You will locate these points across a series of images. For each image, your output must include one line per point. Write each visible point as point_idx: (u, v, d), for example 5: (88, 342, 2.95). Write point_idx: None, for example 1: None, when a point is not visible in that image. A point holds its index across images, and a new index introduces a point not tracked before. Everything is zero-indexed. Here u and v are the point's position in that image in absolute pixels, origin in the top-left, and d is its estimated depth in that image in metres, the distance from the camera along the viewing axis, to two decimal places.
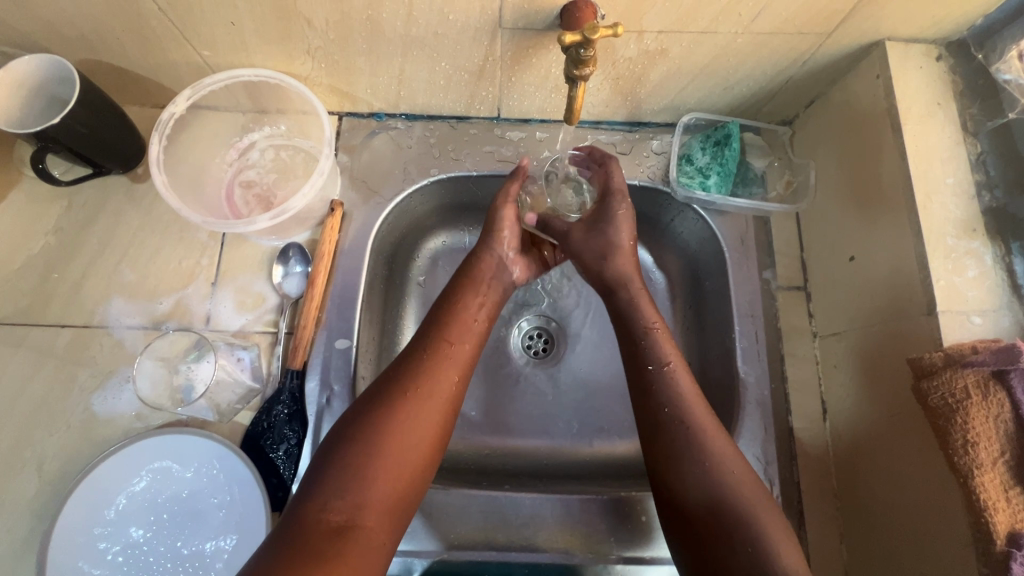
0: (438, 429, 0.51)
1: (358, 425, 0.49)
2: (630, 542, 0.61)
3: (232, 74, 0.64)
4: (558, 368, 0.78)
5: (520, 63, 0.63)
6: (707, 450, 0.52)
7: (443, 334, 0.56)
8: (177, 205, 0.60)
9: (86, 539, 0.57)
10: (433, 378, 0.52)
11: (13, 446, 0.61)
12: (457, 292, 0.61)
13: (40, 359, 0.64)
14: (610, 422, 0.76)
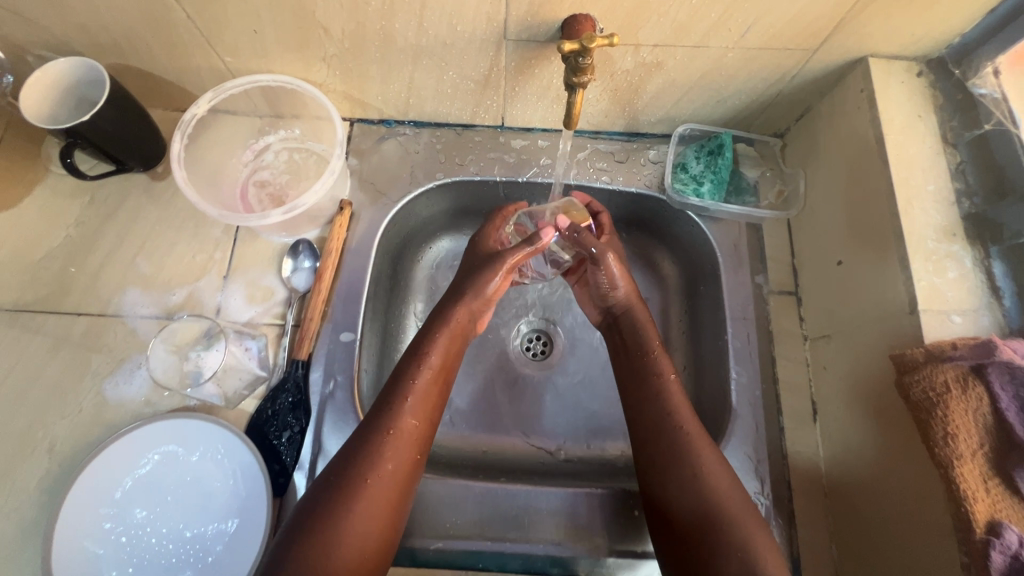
0: (397, 506, 0.55)
1: (318, 508, 0.52)
2: (625, 535, 0.62)
3: (253, 79, 0.68)
4: (556, 369, 0.80)
5: (524, 73, 0.66)
6: (697, 457, 0.56)
7: (404, 411, 0.57)
8: (195, 199, 0.62)
9: (92, 518, 0.58)
10: (393, 460, 0.55)
11: (27, 427, 0.63)
12: (418, 363, 0.60)
13: (57, 345, 0.66)
14: (606, 422, 0.77)
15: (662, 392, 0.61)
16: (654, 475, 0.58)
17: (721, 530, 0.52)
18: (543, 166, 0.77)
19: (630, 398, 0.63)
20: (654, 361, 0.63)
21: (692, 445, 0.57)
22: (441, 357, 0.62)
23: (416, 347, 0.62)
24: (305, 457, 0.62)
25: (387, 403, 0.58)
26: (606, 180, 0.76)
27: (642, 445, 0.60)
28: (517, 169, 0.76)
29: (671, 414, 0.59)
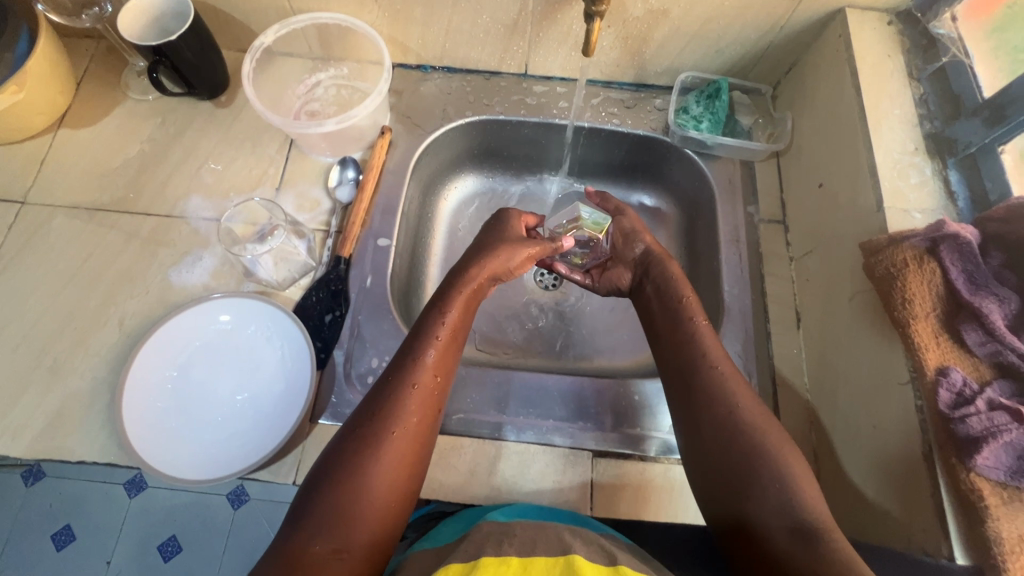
0: (419, 455, 0.54)
1: (341, 455, 0.51)
2: (626, 420, 0.69)
3: (313, 17, 0.78)
4: (567, 298, 0.89)
5: (548, 18, 0.77)
6: (729, 393, 0.57)
7: (421, 363, 0.57)
8: (261, 109, 0.72)
9: (154, 379, 0.66)
10: (414, 410, 0.55)
11: (101, 304, 0.71)
12: (438, 316, 0.61)
13: (128, 239, 0.75)
14: (611, 341, 0.85)
15: (697, 340, 0.62)
16: (690, 423, 0.58)
17: (764, 468, 0.52)
18: (561, 108, 0.86)
19: (664, 339, 0.64)
20: (688, 315, 0.64)
21: (729, 388, 0.58)
22: (458, 313, 0.62)
23: (435, 301, 0.63)
24: (344, 338, 0.70)
25: (408, 356, 0.58)
26: (616, 123, 0.86)
27: (679, 393, 0.60)
28: (538, 110, 0.86)
29: (707, 363, 0.60)
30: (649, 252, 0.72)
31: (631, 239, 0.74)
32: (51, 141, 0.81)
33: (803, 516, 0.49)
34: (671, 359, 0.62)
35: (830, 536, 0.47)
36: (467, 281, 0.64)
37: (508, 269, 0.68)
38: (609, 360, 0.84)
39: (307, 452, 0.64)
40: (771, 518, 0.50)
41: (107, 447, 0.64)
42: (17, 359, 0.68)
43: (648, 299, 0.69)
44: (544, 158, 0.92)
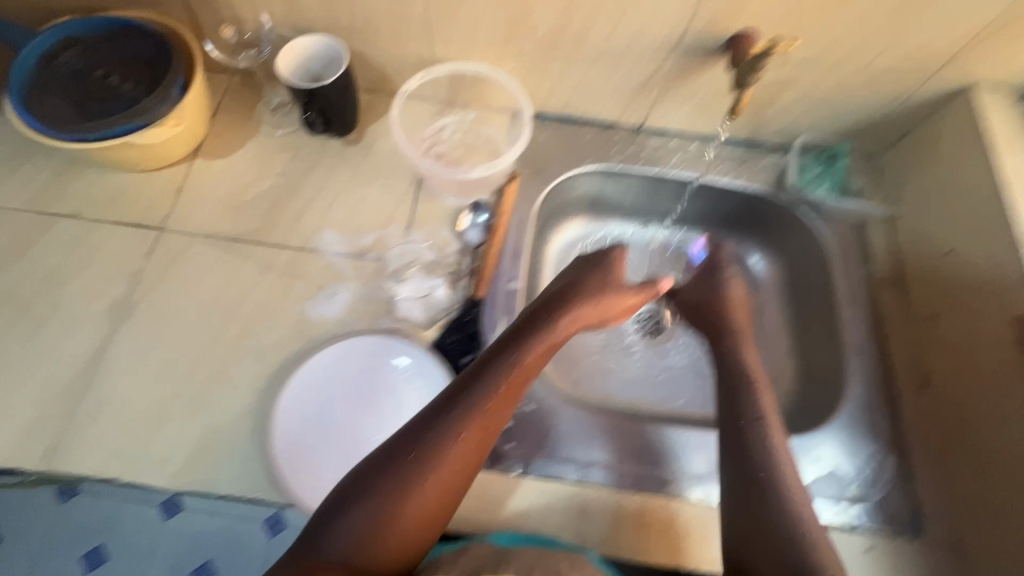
0: (454, 494, 0.56)
1: (383, 474, 0.54)
2: None
3: (456, 67, 0.82)
4: (671, 343, 0.89)
5: (680, 79, 0.80)
6: (781, 471, 0.61)
7: (481, 400, 0.58)
8: (414, 157, 0.77)
9: (295, 417, 0.66)
10: (460, 451, 0.56)
11: (239, 335, 0.72)
12: (511, 360, 0.61)
13: (264, 271, 0.76)
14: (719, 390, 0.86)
15: (758, 406, 0.65)
16: (732, 479, 0.62)
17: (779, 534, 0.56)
18: (676, 160, 0.89)
19: (724, 400, 0.68)
20: (746, 374, 0.69)
21: (780, 456, 0.62)
22: (536, 358, 0.62)
23: (523, 338, 0.63)
24: None
25: (469, 396, 0.58)
26: (731, 177, 0.88)
27: (732, 448, 0.63)
28: (654, 161, 0.88)
29: (765, 429, 0.63)
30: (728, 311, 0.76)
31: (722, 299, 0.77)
32: (186, 171, 0.83)
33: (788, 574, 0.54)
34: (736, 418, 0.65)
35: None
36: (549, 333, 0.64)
37: (599, 321, 0.70)
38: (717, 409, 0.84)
39: None
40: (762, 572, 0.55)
41: (248, 482, 0.64)
42: (160, 386, 0.68)
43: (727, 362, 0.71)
44: (650, 208, 0.94)
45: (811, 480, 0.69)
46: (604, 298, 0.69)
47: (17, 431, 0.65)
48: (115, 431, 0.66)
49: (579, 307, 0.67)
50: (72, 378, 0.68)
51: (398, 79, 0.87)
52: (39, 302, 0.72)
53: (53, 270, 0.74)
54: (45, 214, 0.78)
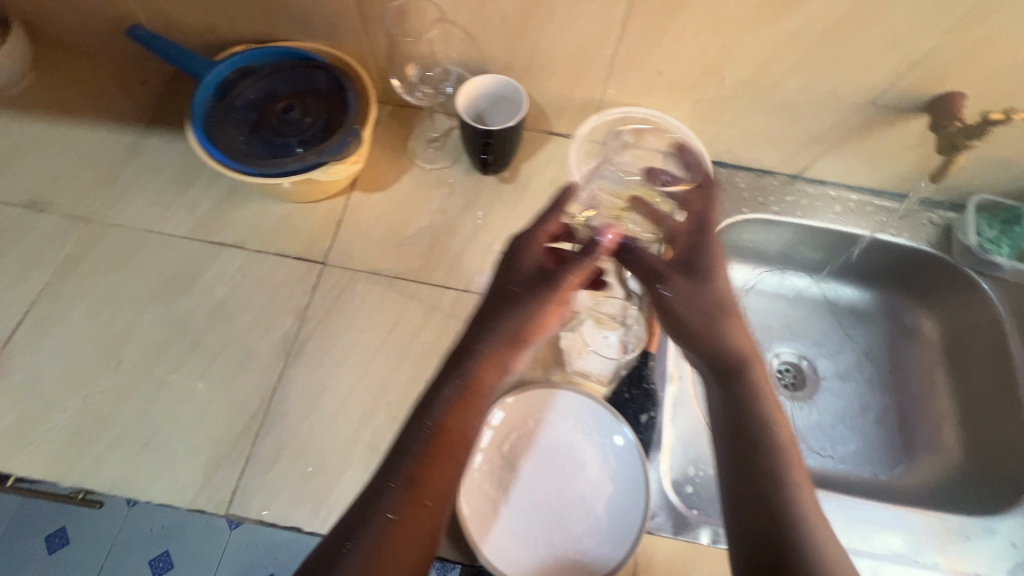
0: (422, 561, 0.48)
1: (342, 551, 0.47)
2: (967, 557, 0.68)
3: (627, 111, 0.79)
4: (813, 398, 0.90)
5: (860, 134, 0.77)
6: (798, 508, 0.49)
7: (423, 444, 0.51)
8: None
9: (481, 470, 0.65)
10: (414, 507, 0.49)
11: (412, 379, 0.70)
12: (458, 382, 0.54)
13: (430, 311, 0.75)
14: (873, 450, 0.85)
15: (773, 435, 0.53)
16: (743, 507, 0.50)
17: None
18: (836, 213, 0.87)
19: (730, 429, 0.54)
20: (756, 395, 0.55)
21: (790, 479, 0.50)
22: (490, 375, 0.55)
23: (456, 358, 0.55)
24: (658, 439, 0.69)
25: (425, 446, 0.51)
26: (892, 233, 0.87)
27: (748, 487, 0.51)
28: (813, 212, 0.87)
29: (771, 448, 0.52)
30: (717, 296, 0.61)
31: (699, 283, 0.61)
32: (344, 204, 0.82)
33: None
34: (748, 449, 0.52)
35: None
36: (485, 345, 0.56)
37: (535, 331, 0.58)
38: (866, 470, 0.84)
39: (641, 565, 0.62)
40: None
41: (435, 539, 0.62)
42: (337, 429, 0.67)
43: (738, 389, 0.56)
44: (796, 258, 0.94)
45: (1010, 568, 0.67)
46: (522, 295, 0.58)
47: (199, 471, 0.64)
48: (295, 476, 0.64)
49: (517, 301, 0.57)
50: (249, 417, 0.67)
51: (556, 118, 0.85)
52: (209, 335, 0.72)
53: (221, 302, 0.74)
54: (210, 242, 0.78)
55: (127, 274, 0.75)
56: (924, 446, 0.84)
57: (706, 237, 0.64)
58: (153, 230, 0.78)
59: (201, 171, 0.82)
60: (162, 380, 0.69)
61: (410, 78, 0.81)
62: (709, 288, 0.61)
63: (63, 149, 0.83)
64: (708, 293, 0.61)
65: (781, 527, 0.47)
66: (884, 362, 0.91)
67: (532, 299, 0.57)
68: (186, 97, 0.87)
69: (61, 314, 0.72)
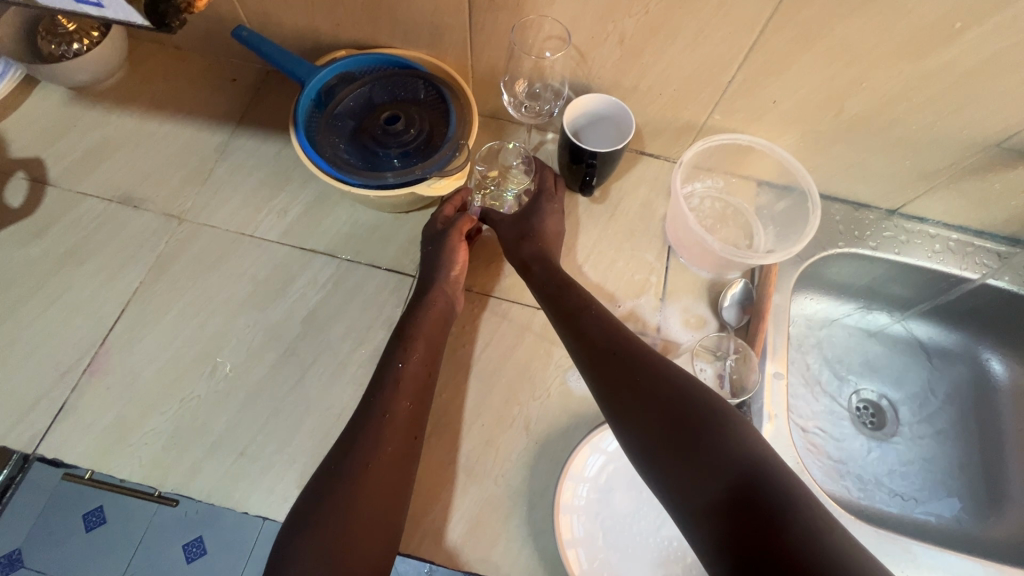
0: (398, 492, 0.55)
1: (322, 497, 0.52)
2: None
3: (734, 137, 0.77)
4: (890, 439, 0.87)
5: (975, 174, 0.75)
6: (677, 387, 0.53)
7: (396, 396, 0.59)
8: (704, 233, 0.73)
9: (581, 503, 0.63)
10: (383, 429, 0.57)
11: (505, 401, 0.69)
12: (404, 345, 0.64)
13: (522, 332, 0.74)
14: (949, 494, 0.83)
15: (630, 342, 0.59)
16: (635, 416, 0.53)
17: (711, 439, 0.48)
18: (935, 252, 0.84)
19: (598, 361, 0.59)
20: (603, 319, 0.62)
21: (664, 376, 0.54)
22: (427, 335, 0.65)
23: (405, 330, 0.66)
24: None
25: (386, 389, 0.60)
26: (993, 277, 0.83)
27: (627, 398, 0.54)
28: (911, 250, 0.84)
29: (631, 372, 0.56)
30: (546, 246, 0.72)
31: (545, 244, 0.72)
32: None
33: (752, 490, 0.44)
34: (614, 367, 0.57)
35: (801, 506, 0.43)
36: (426, 304, 0.68)
37: (449, 289, 0.70)
38: (947, 517, 0.82)
39: None
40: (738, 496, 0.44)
41: (532, 570, 0.61)
42: (430, 449, 0.66)
43: (588, 322, 0.62)
44: (883, 294, 0.91)
45: None
46: (438, 260, 0.71)
47: (294, 483, 0.64)
48: None
49: (443, 276, 0.70)
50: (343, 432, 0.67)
51: (650, 138, 0.84)
52: (303, 344, 0.71)
53: (315, 311, 0.73)
54: (302, 248, 0.77)
55: (221, 277, 0.74)
56: (1015, 500, 0.81)
57: (547, 204, 0.76)
58: (245, 232, 0.78)
59: (291, 175, 0.82)
60: (256, 388, 0.68)
61: (517, 92, 0.76)
62: (548, 226, 0.74)
63: (155, 146, 0.83)
64: (551, 232, 0.74)
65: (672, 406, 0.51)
66: (968, 407, 0.88)
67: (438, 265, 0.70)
68: (276, 99, 0.87)
69: (157, 314, 0.72)
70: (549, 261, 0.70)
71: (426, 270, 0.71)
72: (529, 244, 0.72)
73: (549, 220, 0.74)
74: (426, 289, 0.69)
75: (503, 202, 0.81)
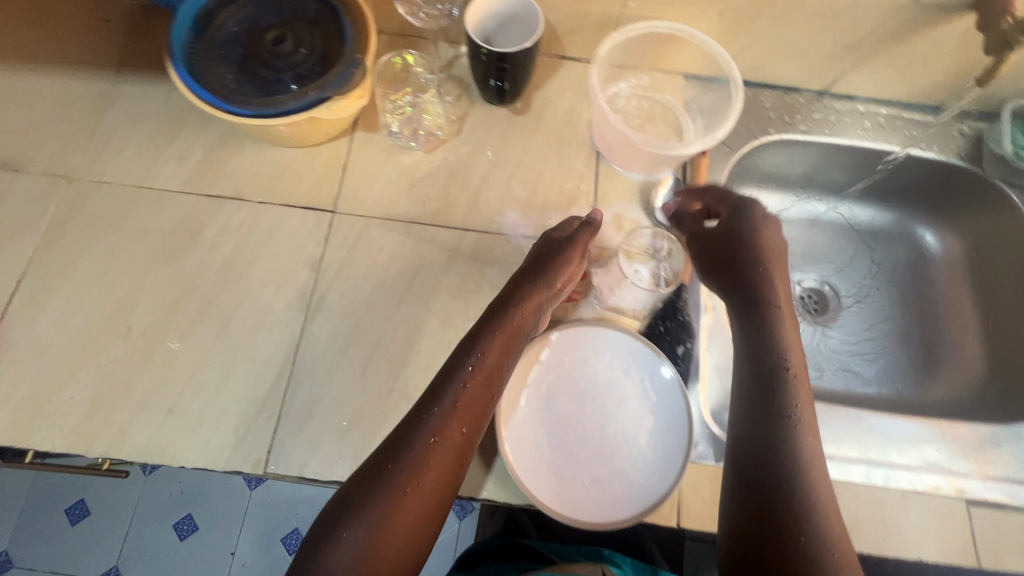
0: (439, 505, 0.52)
1: (352, 510, 0.50)
2: (1002, 463, 0.68)
3: (651, 25, 0.73)
4: (832, 323, 0.89)
5: (897, 40, 0.73)
6: (795, 408, 0.54)
7: (450, 420, 0.54)
8: (624, 128, 0.70)
9: (522, 415, 0.64)
10: (434, 447, 0.52)
11: (440, 326, 0.68)
12: (472, 349, 0.58)
13: (452, 256, 0.71)
14: (889, 366, 0.86)
15: (784, 347, 0.58)
16: (753, 404, 0.56)
17: (794, 467, 0.51)
18: (864, 130, 0.83)
19: (745, 343, 0.59)
20: (776, 320, 0.60)
21: (789, 387, 0.55)
22: (497, 356, 0.58)
23: (474, 334, 0.60)
24: (695, 368, 0.68)
25: (446, 402, 0.54)
26: (922, 148, 0.83)
27: (754, 386, 0.56)
28: (841, 129, 0.83)
29: (784, 396, 0.55)
30: (762, 271, 0.62)
31: (761, 277, 0.62)
32: (348, 145, 0.76)
33: (798, 550, 0.46)
34: (758, 354, 0.58)
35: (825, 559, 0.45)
36: (511, 313, 0.61)
37: (550, 296, 0.64)
38: (887, 387, 0.85)
39: (687, 493, 0.62)
40: (801, 552, 0.46)
41: (478, 482, 0.62)
42: (369, 382, 0.65)
43: (754, 320, 0.60)
44: (820, 181, 0.90)
45: None
46: (533, 268, 0.64)
47: (230, 432, 0.62)
48: (332, 430, 0.63)
49: (540, 278, 0.63)
50: (275, 376, 0.64)
51: (569, 39, 0.79)
52: (221, 295, 0.67)
53: (230, 259, 0.69)
54: (208, 195, 0.72)
55: (121, 236, 0.69)
56: (947, 362, 0.84)
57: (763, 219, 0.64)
58: (143, 185, 0.72)
59: (186, 118, 0.75)
60: (178, 344, 0.65)
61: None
62: (745, 242, 0.63)
63: (30, 103, 0.75)
64: (746, 247, 0.63)
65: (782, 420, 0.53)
66: (906, 281, 0.90)
67: (527, 281, 0.63)
68: (159, 36, 0.79)
69: (59, 280, 0.67)
70: (728, 262, 0.64)
71: (528, 275, 0.64)
72: (755, 282, 0.62)
73: (766, 239, 0.63)
74: (519, 290, 0.63)
75: (419, 125, 0.77)
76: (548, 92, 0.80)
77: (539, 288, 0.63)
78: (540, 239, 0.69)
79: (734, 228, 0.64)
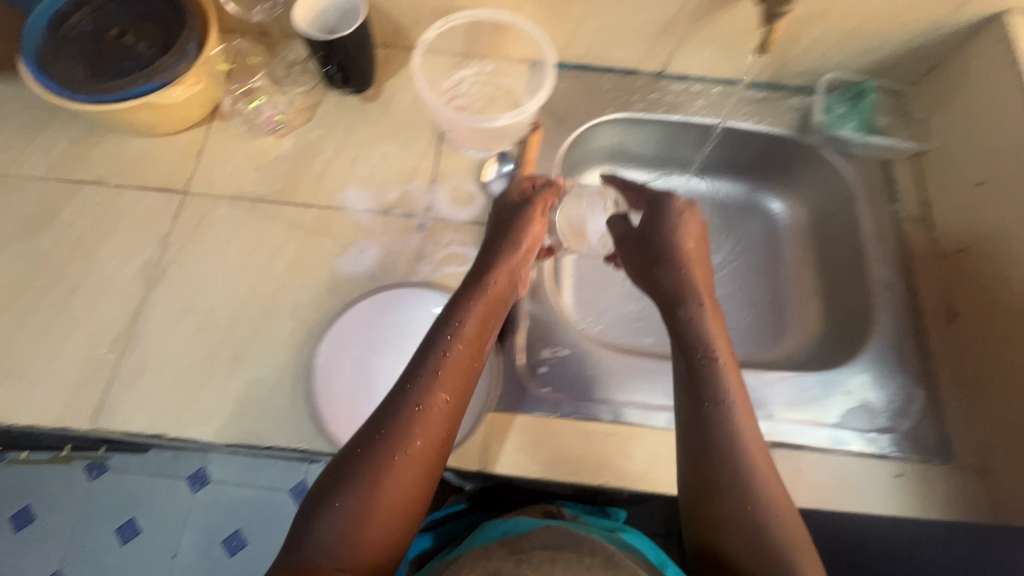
0: (426, 480, 0.52)
1: (343, 481, 0.50)
2: (800, 408, 0.72)
3: (475, 14, 0.80)
4: None
5: (703, 19, 0.78)
6: (732, 404, 0.58)
7: (433, 388, 0.55)
8: (437, 104, 0.78)
9: (339, 371, 0.68)
10: (423, 419, 0.53)
11: (274, 293, 0.72)
12: (450, 329, 0.60)
13: (292, 229, 0.76)
14: (740, 329, 0.88)
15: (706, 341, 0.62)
16: (699, 401, 0.58)
17: (749, 465, 0.55)
18: (697, 107, 0.88)
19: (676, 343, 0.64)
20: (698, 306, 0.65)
21: (720, 381, 0.59)
22: (476, 325, 0.61)
23: (449, 312, 0.62)
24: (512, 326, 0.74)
25: (421, 376, 0.56)
26: (753, 122, 0.88)
27: (687, 389, 0.60)
28: (678, 107, 0.88)
29: (714, 391, 0.58)
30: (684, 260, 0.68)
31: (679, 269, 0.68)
32: (204, 133, 0.82)
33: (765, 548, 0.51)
34: (685, 352, 0.62)
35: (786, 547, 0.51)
36: (484, 289, 0.63)
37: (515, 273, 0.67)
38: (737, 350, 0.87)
39: (492, 438, 0.65)
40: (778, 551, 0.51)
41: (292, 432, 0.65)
42: (201, 345, 0.69)
43: (677, 313, 0.65)
44: (673, 158, 0.94)
45: (841, 415, 0.71)
46: (511, 247, 0.68)
47: (64, 392, 0.66)
48: (161, 389, 0.67)
49: (507, 254, 0.67)
50: (111, 340, 0.69)
51: (414, 32, 0.85)
52: (72, 268, 0.73)
53: (83, 237, 0.74)
54: (69, 180, 0.78)
55: None
56: (793, 324, 0.88)
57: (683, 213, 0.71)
58: (10, 173, 0.78)
59: (55, 112, 0.81)
60: (26, 314, 0.70)
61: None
62: (667, 236, 0.69)
63: None
64: (665, 240, 0.69)
65: (728, 418, 0.57)
66: (761, 249, 0.94)
67: (492, 253, 0.67)
68: None
69: None
70: (657, 258, 0.69)
71: (493, 246, 0.68)
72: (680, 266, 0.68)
73: (671, 232, 0.69)
74: (487, 267, 0.66)
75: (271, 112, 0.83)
76: (397, 80, 0.86)
77: (507, 265, 0.66)
78: (496, 210, 0.72)
79: (659, 224, 0.70)
